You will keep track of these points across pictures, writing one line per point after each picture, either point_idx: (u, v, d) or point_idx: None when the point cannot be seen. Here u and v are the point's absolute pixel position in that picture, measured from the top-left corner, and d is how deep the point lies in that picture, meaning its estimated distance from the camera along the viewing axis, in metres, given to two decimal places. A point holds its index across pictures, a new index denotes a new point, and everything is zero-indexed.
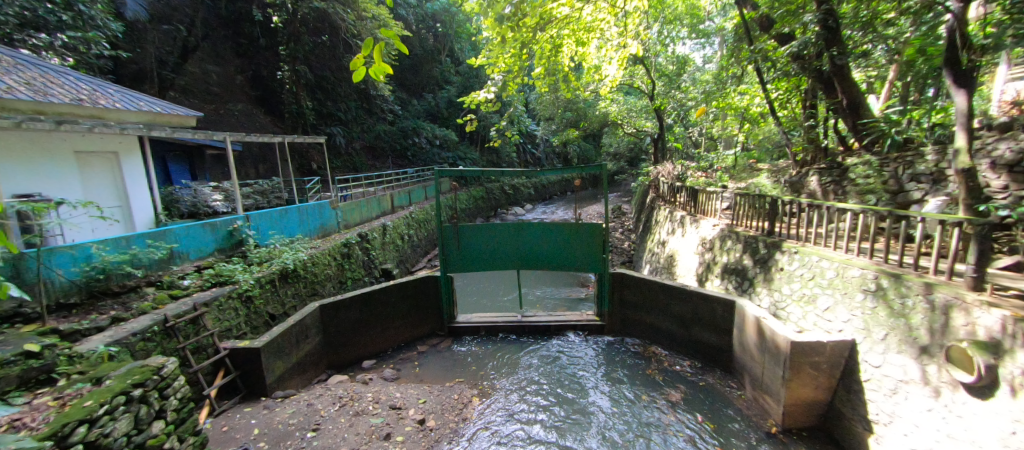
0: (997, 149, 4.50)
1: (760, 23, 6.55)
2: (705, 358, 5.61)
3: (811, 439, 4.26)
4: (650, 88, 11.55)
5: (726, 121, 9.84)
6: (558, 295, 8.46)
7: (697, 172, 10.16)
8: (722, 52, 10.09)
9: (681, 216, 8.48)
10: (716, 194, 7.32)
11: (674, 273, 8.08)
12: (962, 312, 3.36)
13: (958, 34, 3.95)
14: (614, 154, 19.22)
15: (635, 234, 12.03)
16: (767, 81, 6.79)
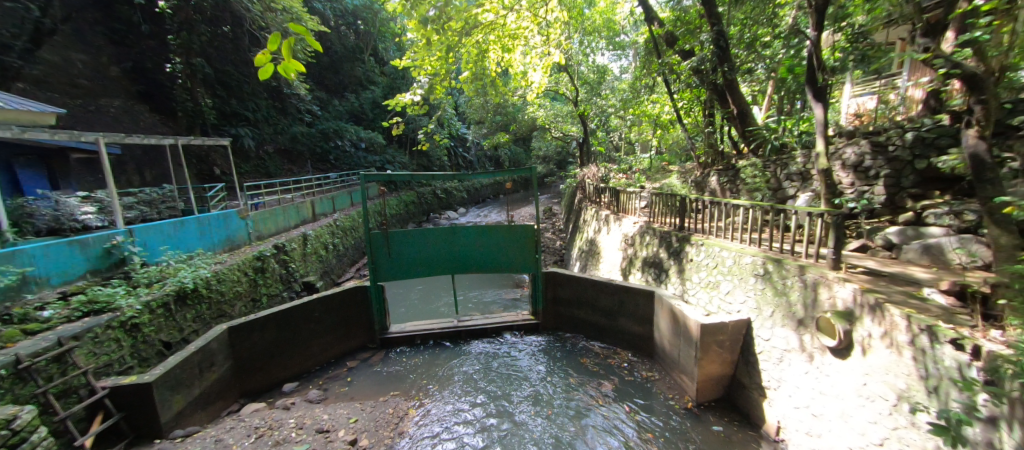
0: (845, 153, 5.44)
1: (666, 38, 7.22)
2: (631, 347, 6.01)
3: (719, 410, 4.79)
4: (574, 95, 12.13)
5: (642, 127, 10.66)
6: (495, 296, 8.58)
7: (618, 173, 10.88)
8: (635, 63, 10.97)
9: (605, 215, 9.02)
10: (635, 194, 7.91)
11: (602, 269, 8.56)
12: (826, 287, 4.04)
13: (815, 57, 4.73)
14: (544, 157, 19.89)
15: (565, 234, 12.53)
16: (674, 90, 7.51)
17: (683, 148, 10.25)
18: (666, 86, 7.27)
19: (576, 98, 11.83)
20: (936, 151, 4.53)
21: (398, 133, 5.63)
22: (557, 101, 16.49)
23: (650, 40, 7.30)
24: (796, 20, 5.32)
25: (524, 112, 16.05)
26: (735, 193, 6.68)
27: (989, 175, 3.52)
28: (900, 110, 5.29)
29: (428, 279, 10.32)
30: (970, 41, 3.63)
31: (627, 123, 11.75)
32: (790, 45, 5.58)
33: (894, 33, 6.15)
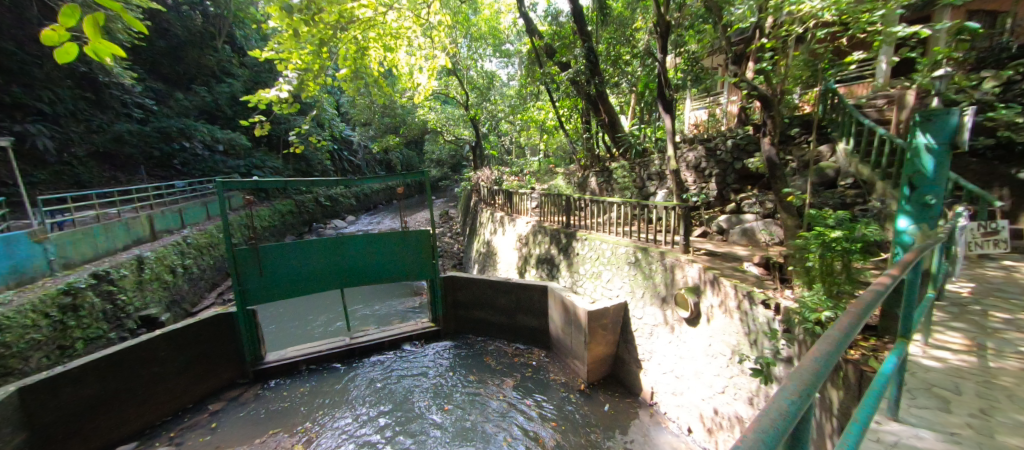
0: (688, 156, 6.57)
1: (546, 50, 7.77)
2: (530, 341, 6.30)
3: (607, 386, 5.33)
4: (464, 99, 12.20)
5: (530, 131, 11.25)
6: (393, 306, 8.18)
7: (510, 175, 11.28)
8: (520, 71, 11.53)
9: (500, 216, 9.27)
10: (526, 195, 8.32)
11: (500, 269, 8.80)
12: (679, 269, 4.83)
13: (661, 76, 5.62)
14: (438, 161, 19.61)
15: (463, 237, 12.53)
16: (555, 99, 8.12)
17: (566, 151, 11.15)
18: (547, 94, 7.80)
19: (466, 102, 11.88)
20: (747, 154, 5.78)
21: (263, 134, 4.94)
22: (448, 104, 16.40)
23: (532, 51, 7.77)
24: (648, 43, 6.24)
25: (415, 115, 15.54)
26: (610, 192, 7.52)
27: (778, 172, 4.62)
28: (725, 122, 6.63)
29: (312, 296, 9.29)
30: (762, 69, 4.70)
31: (518, 128, 12.30)
32: (646, 64, 6.52)
33: (715, 61, 7.66)
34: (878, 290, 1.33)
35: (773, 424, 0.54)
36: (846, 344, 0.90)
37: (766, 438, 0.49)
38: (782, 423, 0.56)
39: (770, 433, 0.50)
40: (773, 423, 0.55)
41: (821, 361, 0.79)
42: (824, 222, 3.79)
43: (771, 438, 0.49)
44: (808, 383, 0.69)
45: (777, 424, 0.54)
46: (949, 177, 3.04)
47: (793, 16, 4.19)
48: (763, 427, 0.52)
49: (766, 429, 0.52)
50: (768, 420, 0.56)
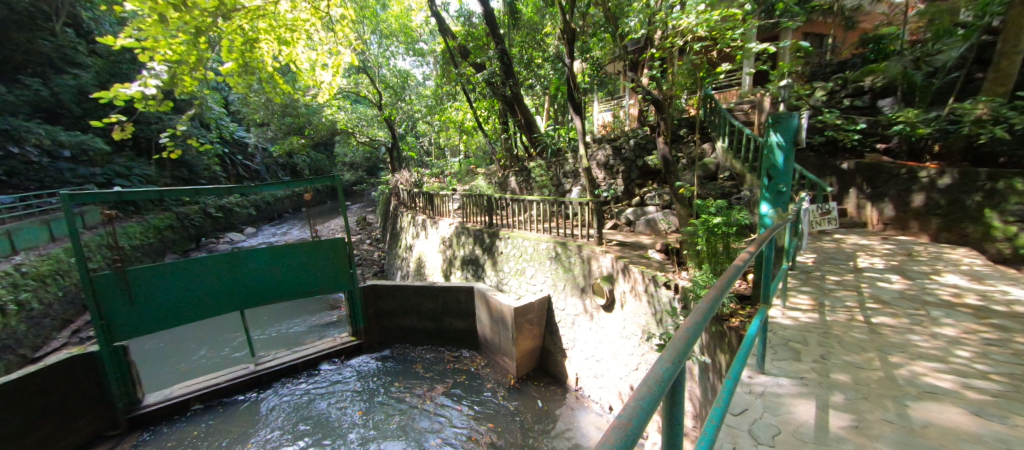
0: (597, 155, 7.07)
1: (459, 51, 7.79)
2: (459, 343, 6.26)
3: (535, 378, 5.52)
4: (377, 98, 11.57)
5: (448, 132, 11.16)
6: (306, 324, 7.51)
7: (430, 177, 11.01)
8: (436, 71, 11.35)
9: (421, 220, 9.00)
10: (448, 197, 8.19)
11: (425, 273, 8.58)
12: (594, 260, 5.18)
13: (571, 80, 5.95)
14: (351, 163, 18.42)
15: (383, 243, 11.92)
16: (472, 99, 8.14)
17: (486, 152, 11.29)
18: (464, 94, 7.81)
19: (380, 102, 11.33)
20: (646, 152, 6.41)
21: (122, 136, 4.12)
22: (360, 103, 15.47)
23: (446, 51, 7.72)
24: (557, 48, 6.58)
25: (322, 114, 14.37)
26: (529, 191, 7.78)
27: (672, 168, 5.19)
28: (627, 124, 7.28)
29: (204, 322, 8.07)
30: (654, 76, 5.22)
31: (436, 129, 12.09)
32: (555, 67, 6.87)
33: (615, 68, 8.40)
34: (738, 263, 1.56)
35: (647, 391, 0.58)
36: (712, 311, 1.04)
37: (641, 406, 0.52)
38: (658, 389, 0.61)
39: (647, 399, 0.54)
40: (650, 389, 0.59)
41: (694, 329, 0.89)
42: (708, 210, 4.36)
43: (648, 405, 0.53)
44: (681, 350, 0.76)
45: (653, 391, 0.59)
46: (793, 168, 3.85)
47: (676, 30, 4.73)
48: (642, 395, 0.56)
49: (644, 396, 0.56)
50: (646, 389, 0.61)
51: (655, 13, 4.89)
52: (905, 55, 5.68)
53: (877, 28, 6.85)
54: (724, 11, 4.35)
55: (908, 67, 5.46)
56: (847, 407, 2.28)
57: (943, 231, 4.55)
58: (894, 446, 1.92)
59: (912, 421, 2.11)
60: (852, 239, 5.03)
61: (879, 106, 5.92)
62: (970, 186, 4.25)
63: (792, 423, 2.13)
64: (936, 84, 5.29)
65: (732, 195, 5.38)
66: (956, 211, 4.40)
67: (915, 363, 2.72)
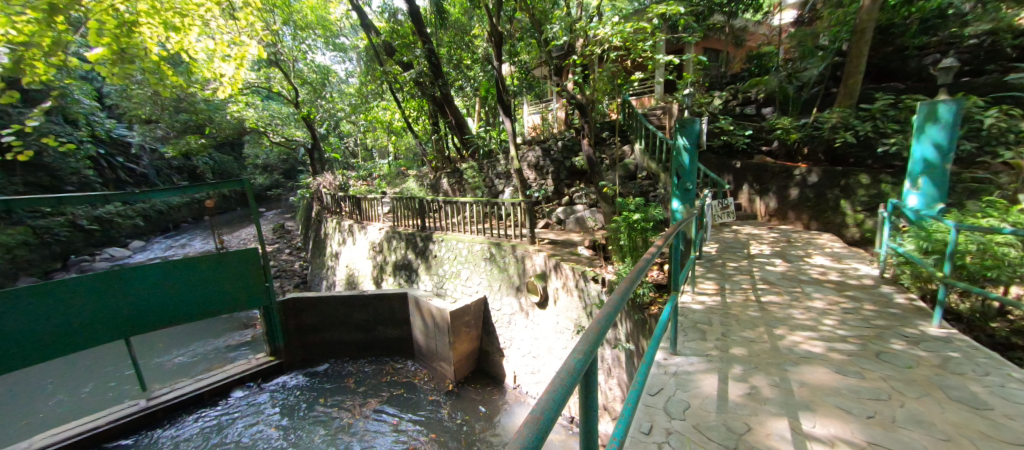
0: (528, 156, 7.25)
1: (384, 48, 7.53)
2: (392, 352, 6.07)
3: (473, 380, 5.49)
4: (292, 95, 10.66)
5: (375, 132, 10.78)
6: (211, 348, 6.65)
7: (358, 180, 10.43)
8: (360, 69, 10.83)
9: (348, 226, 8.47)
10: (376, 200, 7.80)
11: (354, 282, 8.10)
12: (528, 259, 5.29)
13: (500, 82, 6.01)
14: (264, 165, 16.75)
15: (305, 252, 11.00)
16: (401, 99, 8.10)
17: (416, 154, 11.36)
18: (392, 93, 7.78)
19: (298, 98, 10.47)
20: (573, 154, 6.73)
21: None
22: (273, 99, 14.14)
23: (370, 47, 7.62)
24: (485, 50, 6.64)
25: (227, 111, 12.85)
26: (462, 192, 7.92)
27: (596, 168, 5.49)
28: (555, 126, 7.57)
29: (63, 360, 6.66)
30: (577, 81, 5.46)
31: (363, 129, 11.51)
32: (486, 69, 6.99)
33: (542, 72, 8.69)
34: (648, 255, 1.68)
35: (562, 383, 0.62)
36: (622, 301, 1.12)
37: (554, 399, 0.56)
38: (570, 379, 0.65)
39: (560, 391, 0.58)
40: (563, 381, 0.63)
41: (606, 319, 0.96)
42: (628, 207, 4.68)
43: (561, 396, 0.57)
44: (593, 338, 0.81)
45: (565, 382, 0.63)
46: (697, 167, 4.32)
47: (595, 39, 5.00)
48: (556, 387, 0.59)
49: (558, 388, 0.60)
50: (561, 379, 0.64)
51: (575, 22, 5.14)
52: (781, 71, 6.65)
53: (760, 46, 7.93)
54: (636, 23, 4.70)
55: (782, 81, 6.41)
56: (744, 377, 2.59)
57: (813, 220, 5.40)
58: (779, 406, 2.22)
59: (791, 383, 2.47)
60: (746, 229, 5.75)
61: (764, 114, 6.86)
62: (831, 182, 5.11)
63: (700, 396, 2.36)
64: (804, 96, 6.27)
65: (649, 193, 5.86)
66: (821, 204, 5.25)
67: (794, 333, 3.18)
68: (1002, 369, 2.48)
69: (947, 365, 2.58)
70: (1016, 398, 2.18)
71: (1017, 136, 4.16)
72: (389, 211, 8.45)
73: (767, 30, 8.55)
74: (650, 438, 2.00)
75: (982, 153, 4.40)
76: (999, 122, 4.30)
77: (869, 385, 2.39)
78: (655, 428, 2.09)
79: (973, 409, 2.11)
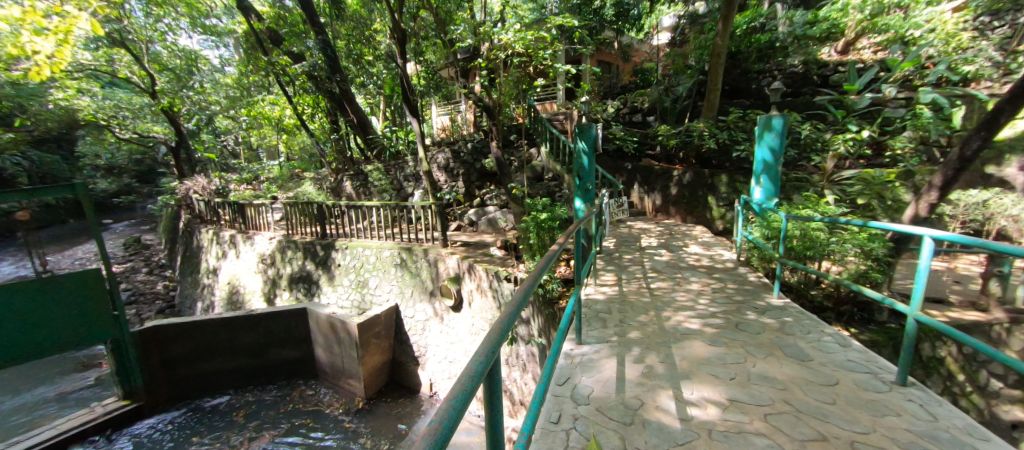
0: (438, 158, 7.18)
1: (269, 36, 6.96)
2: (290, 376, 5.43)
3: (387, 393, 5.18)
4: (147, 83, 8.94)
5: (261, 130, 9.69)
6: (22, 403, 5.15)
7: (240, 183, 9.15)
8: (239, 56, 9.53)
9: (229, 237, 7.35)
10: (263, 206, 6.90)
11: (240, 301, 7.07)
12: (441, 262, 5.19)
13: (405, 80, 5.78)
14: (108, 166, 13.68)
15: (172, 269, 9.30)
16: (291, 93, 7.57)
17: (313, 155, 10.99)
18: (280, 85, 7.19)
19: (157, 86, 9.00)
20: (482, 156, 6.83)
21: None
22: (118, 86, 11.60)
23: (250, 32, 6.94)
24: (388, 47, 6.41)
25: (47, 97, 10.15)
26: (368, 195, 8.01)
27: (505, 170, 5.63)
28: (464, 128, 7.59)
29: None
30: (484, 84, 5.49)
31: (247, 126, 10.23)
32: (388, 67, 7.29)
33: (448, 73, 8.73)
34: (551, 253, 1.71)
35: (464, 389, 0.60)
36: (524, 301, 1.13)
37: (455, 407, 0.53)
38: (471, 384, 0.63)
39: (460, 397, 0.56)
40: (464, 385, 0.60)
41: (509, 318, 0.96)
42: (536, 207, 4.87)
43: (462, 402, 0.55)
44: (496, 338, 0.81)
45: (467, 384, 0.62)
46: (595, 169, 4.69)
47: (499, 43, 5.11)
48: (456, 393, 0.57)
49: (460, 393, 0.58)
50: (461, 385, 0.61)
51: (479, 26, 5.20)
52: (660, 84, 7.59)
53: (643, 62, 8.98)
54: (536, 32, 4.89)
55: (662, 94, 7.34)
56: (639, 357, 2.85)
57: (689, 214, 6.26)
58: (666, 379, 2.49)
59: (673, 357, 2.80)
60: (639, 224, 6.41)
61: (648, 122, 7.75)
62: (701, 181, 5.98)
63: (602, 380, 2.52)
64: (679, 107, 7.25)
65: (555, 194, 6.20)
66: (694, 201, 6.13)
67: (677, 314, 3.63)
68: (817, 327, 3.17)
69: (784, 328, 3.19)
70: (826, 348, 2.80)
71: (822, 145, 5.37)
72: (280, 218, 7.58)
73: (648, 48, 9.73)
74: (558, 426, 2.02)
75: (801, 157, 5.57)
76: (811, 134, 5.49)
77: (732, 352, 2.84)
78: (563, 416, 2.12)
79: (800, 362, 2.64)
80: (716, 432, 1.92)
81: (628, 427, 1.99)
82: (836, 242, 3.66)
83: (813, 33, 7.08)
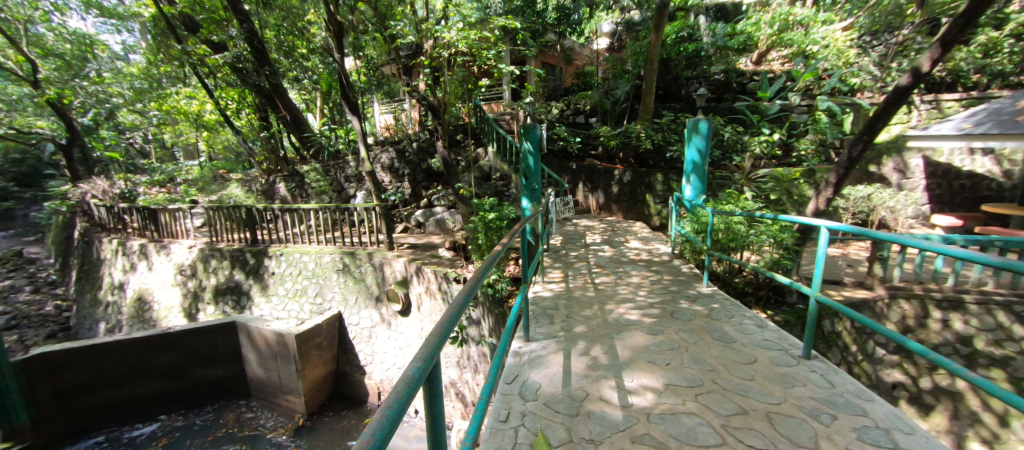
0: (382, 158, 6.93)
1: (182, 21, 6.57)
2: (219, 397, 4.97)
3: (331, 407, 4.91)
4: (26, 70, 7.66)
5: (176, 125, 8.78)
6: None
7: (151, 186, 8.17)
8: (145, 43, 8.51)
9: (139, 247, 6.52)
10: (180, 211, 6.21)
11: (153, 318, 6.32)
12: (388, 265, 5.01)
13: (343, 76, 5.47)
14: None
15: (66, 285, 8.07)
16: (211, 86, 6.91)
17: (239, 155, 9.99)
18: (199, 79, 6.64)
19: (41, 74, 7.61)
20: (429, 156, 6.76)
21: None
22: None
23: (159, 20, 6.49)
24: (324, 41, 6.07)
25: None
26: (305, 197, 7.58)
27: (452, 170, 5.57)
28: (409, 127, 7.43)
29: None
30: (428, 83, 5.38)
31: (159, 121, 9.17)
32: (325, 62, 7.00)
33: (390, 70, 8.49)
34: (495, 252, 1.68)
35: (400, 395, 0.53)
36: (466, 303, 1.06)
37: (388, 416, 0.46)
38: (409, 389, 0.56)
39: (394, 406, 0.49)
40: (400, 392, 0.54)
41: (449, 320, 0.90)
42: (483, 207, 4.86)
43: (397, 412, 0.48)
44: (436, 342, 0.75)
45: (403, 392, 0.54)
46: (541, 169, 4.78)
47: (442, 42, 4.98)
48: (391, 402, 0.50)
49: (394, 402, 0.51)
50: (397, 391, 0.54)
51: (422, 22, 5.12)
52: (601, 87, 7.93)
53: (584, 65, 9.34)
54: (479, 32, 4.87)
55: (602, 97, 7.68)
56: (585, 349, 2.88)
57: (630, 211, 6.62)
58: (609, 369, 2.55)
59: (615, 347, 2.91)
60: (584, 222, 6.66)
61: (590, 123, 8.06)
62: (640, 180, 6.36)
63: (550, 374, 2.50)
64: (618, 110, 7.64)
65: (503, 193, 6.26)
66: (633, 199, 6.50)
67: (619, 306, 3.81)
68: (739, 311, 3.49)
69: (712, 314, 3.48)
70: (747, 330, 3.09)
71: (741, 146, 5.95)
72: (201, 224, 6.88)
73: (588, 52, 10.12)
74: (507, 424, 1.96)
75: (725, 157, 6.11)
76: (732, 136, 6.05)
77: (667, 339, 3.02)
78: (511, 413, 2.06)
79: (726, 344, 2.87)
80: (653, 415, 1.99)
81: (573, 419, 1.98)
82: (754, 234, 4.05)
83: (732, 45, 7.84)
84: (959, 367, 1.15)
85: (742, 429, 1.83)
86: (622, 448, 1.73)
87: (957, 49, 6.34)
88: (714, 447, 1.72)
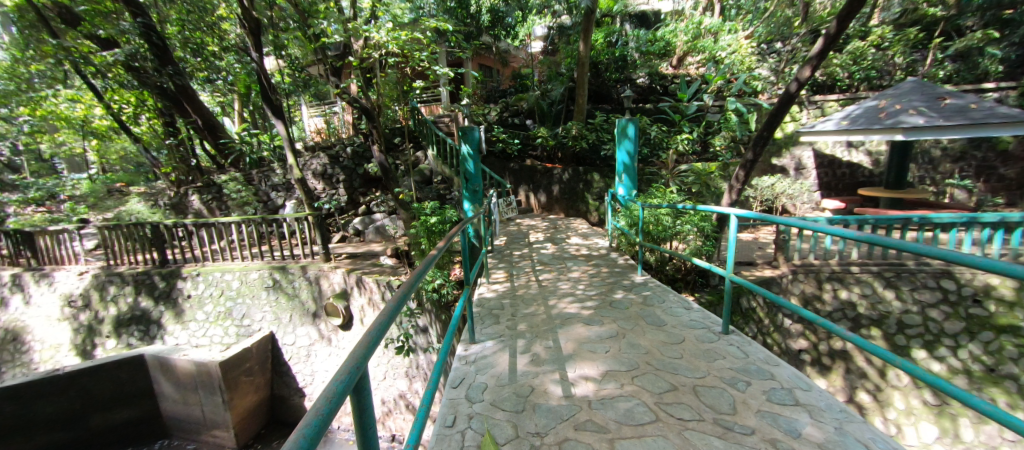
0: (312, 164, 6.56)
1: (56, 13, 5.70)
2: (126, 443, 4.37)
3: (267, 436, 4.54)
4: None
5: (56, 126, 7.69)
6: None
7: (24, 205, 7.00)
8: (8, 36, 7.25)
9: (10, 278, 5.52)
10: (63, 235, 5.35)
11: (33, 360, 5.41)
12: (324, 278, 4.72)
13: (263, 77, 5.02)
14: None
15: None
16: (100, 87, 6.12)
17: (139, 165, 9.18)
18: (83, 80, 5.83)
19: None
20: (365, 161, 6.57)
21: None
22: None
23: (27, 10, 5.60)
24: (239, 39, 5.58)
25: None
26: (225, 209, 7.00)
27: (391, 175, 5.40)
28: (342, 131, 7.24)
29: None
30: (360, 84, 5.17)
31: (34, 129, 7.85)
32: (241, 61, 6.45)
33: (318, 71, 8.06)
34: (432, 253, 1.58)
35: (319, 411, 0.44)
36: (401, 307, 0.95)
37: (306, 435, 0.38)
38: (336, 399, 0.48)
39: (315, 422, 0.40)
40: (321, 406, 0.45)
41: (381, 325, 0.79)
42: (424, 211, 4.77)
43: (316, 430, 0.39)
44: (366, 349, 0.65)
45: (325, 405, 0.45)
46: (481, 171, 4.80)
47: (372, 42, 4.79)
48: (312, 415, 0.42)
49: (314, 419, 0.42)
50: (316, 408, 0.44)
51: (349, 21, 4.76)
52: (537, 89, 8.17)
53: (520, 68, 9.57)
54: (411, 33, 4.75)
55: (538, 99, 7.91)
56: (527, 347, 2.91)
57: (570, 209, 6.91)
58: (553, 363, 2.60)
59: (558, 341, 2.98)
60: (527, 221, 6.78)
61: (527, 124, 8.27)
62: (578, 178, 6.65)
63: (495, 374, 2.48)
64: (554, 111, 7.90)
65: (445, 196, 6.20)
66: (572, 197, 6.79)
67: (561, 301, 3.94)
68: (668, 296, 3.78)
69: (645, 301, 3.72)
70: (675, 313, 3.36)
71: (666, 143, 6.47)
72: (94, 247, 6.01)
73: (524, 54, 10.36)
74: (454, 428, 1.89)
75: (652, 154, 6.56)
76: (658, 134, 6.53)
77: (606, 328, 3.17)
78: (458, 417, 2.00)
79: (658, 328, 3.09)
80: (595, 401, 2.06)
81: (519, 414, 1.98)
82: (679, 224, 4.39)
83: (654, 50, 8.45)
84: (839, 328, 1.33)
85: (672, 405, 1.97)
86: (567, 437, 1.75)
87: (833, 57, 7.38)
88: (649, 424, 1.82)
